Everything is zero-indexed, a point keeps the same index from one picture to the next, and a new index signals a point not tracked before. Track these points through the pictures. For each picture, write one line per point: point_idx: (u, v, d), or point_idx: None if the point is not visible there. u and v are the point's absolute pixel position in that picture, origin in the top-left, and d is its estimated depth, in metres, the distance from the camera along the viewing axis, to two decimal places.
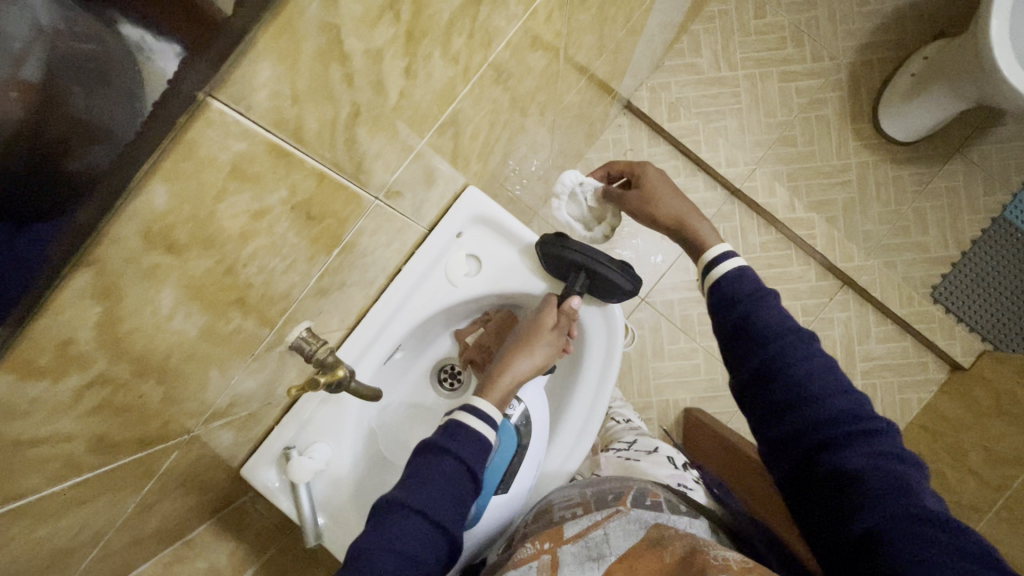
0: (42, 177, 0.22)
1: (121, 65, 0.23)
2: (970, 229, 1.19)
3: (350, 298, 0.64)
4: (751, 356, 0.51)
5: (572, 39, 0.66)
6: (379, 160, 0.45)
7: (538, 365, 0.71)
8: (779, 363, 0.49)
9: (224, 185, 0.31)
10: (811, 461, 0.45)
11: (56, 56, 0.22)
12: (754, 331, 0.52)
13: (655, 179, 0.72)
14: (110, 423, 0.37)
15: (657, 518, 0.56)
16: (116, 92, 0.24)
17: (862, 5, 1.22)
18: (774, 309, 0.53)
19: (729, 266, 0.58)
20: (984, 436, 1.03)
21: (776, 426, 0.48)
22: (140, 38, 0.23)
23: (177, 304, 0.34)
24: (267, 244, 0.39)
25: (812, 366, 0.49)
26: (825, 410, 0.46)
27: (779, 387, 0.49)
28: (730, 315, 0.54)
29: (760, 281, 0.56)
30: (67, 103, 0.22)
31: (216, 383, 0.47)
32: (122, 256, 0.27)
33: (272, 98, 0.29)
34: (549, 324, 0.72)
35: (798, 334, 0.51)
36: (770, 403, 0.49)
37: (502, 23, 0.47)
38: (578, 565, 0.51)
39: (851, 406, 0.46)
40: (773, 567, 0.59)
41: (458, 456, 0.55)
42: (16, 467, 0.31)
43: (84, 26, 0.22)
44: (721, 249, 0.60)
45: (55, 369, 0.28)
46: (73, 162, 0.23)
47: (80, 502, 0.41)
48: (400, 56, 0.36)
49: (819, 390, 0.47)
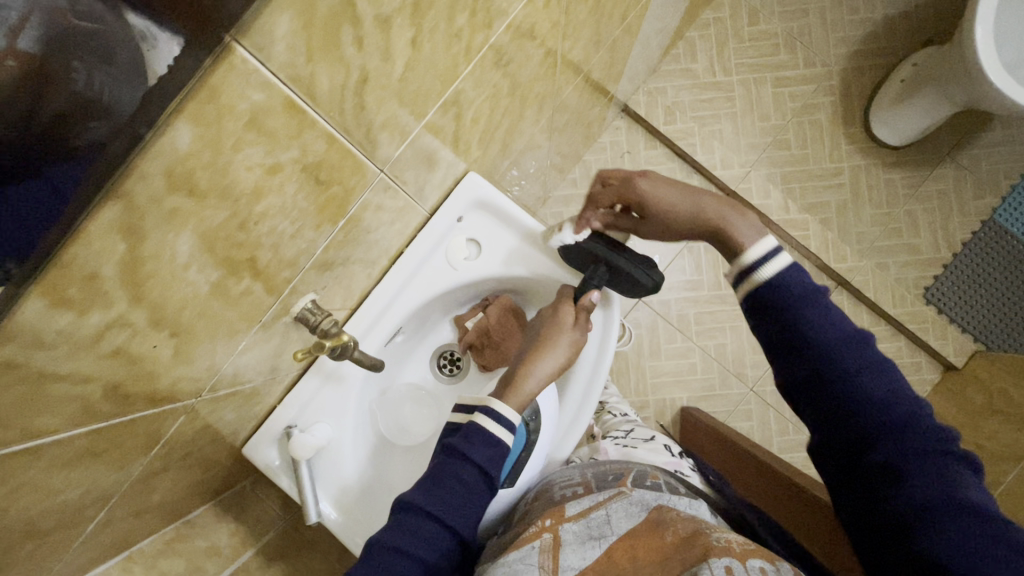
0: (41, 142, 0.23)
1: (121, 48, 0.24)
2: (961, 231, 1.21)
3: (353, 276, 0.66)
4: (806, 360, 0.45)
5: (569, 32, 0.69)
6: (384, 132, 0.47)
7: (560, 366, 0.67)
8: (836, 370, 0.43)
9: (242, 135, 0.33)
10: (860, 455, 0.42)
11: (57, 31, 0.22)
12: (802, 341, 0.45)
13: (657, 192, 0.59)
14: (124, 372, 0.38)
15: (657, 499, 0.57)
16: (117, 73, 0.24)
17: (853, 13, 1.26)
18: (826, 312, 0.45)
19: (771, 271, 0.48)
20: (977, 434, 1.03)
21: (833, 430, 0.43)
22: (144, 27, 0.24)
23: (193, 254, 0.36)
24: (277, 204, 0.41)
25: (873, 376, 0.43)
26: (890, 418, 0.41)
27: (831, 393, 0.43)
28: (770, 324, 0.47)
29: (807, 282, 0.47)
30: (69, 80, 0.23)
31: (224, 347, 0.49)
32: (147, 194, 0.29)
33: (289, 52, 0.31)
34: (569, 322, 0.70)
35: (858, 335, 0.44)
36: (817, 409, 0.44)
37: (502, 6, 0.49)
38: (579, 545, 0.51)
39: (918, 414, 0.41)
40: (774, 546, 0.60)
41: (474, 462, 0.55)
42: (38, 403, 0.32)
43: (88, 7, 0.22)
44: (769, 244, 0.49)
45: (80, 302, 0.30)
46: (74, 137, 0.24)
47: (92, 456, 0.42)
48: (407, 26, 0.39)
49: (881, 400, 0.42)
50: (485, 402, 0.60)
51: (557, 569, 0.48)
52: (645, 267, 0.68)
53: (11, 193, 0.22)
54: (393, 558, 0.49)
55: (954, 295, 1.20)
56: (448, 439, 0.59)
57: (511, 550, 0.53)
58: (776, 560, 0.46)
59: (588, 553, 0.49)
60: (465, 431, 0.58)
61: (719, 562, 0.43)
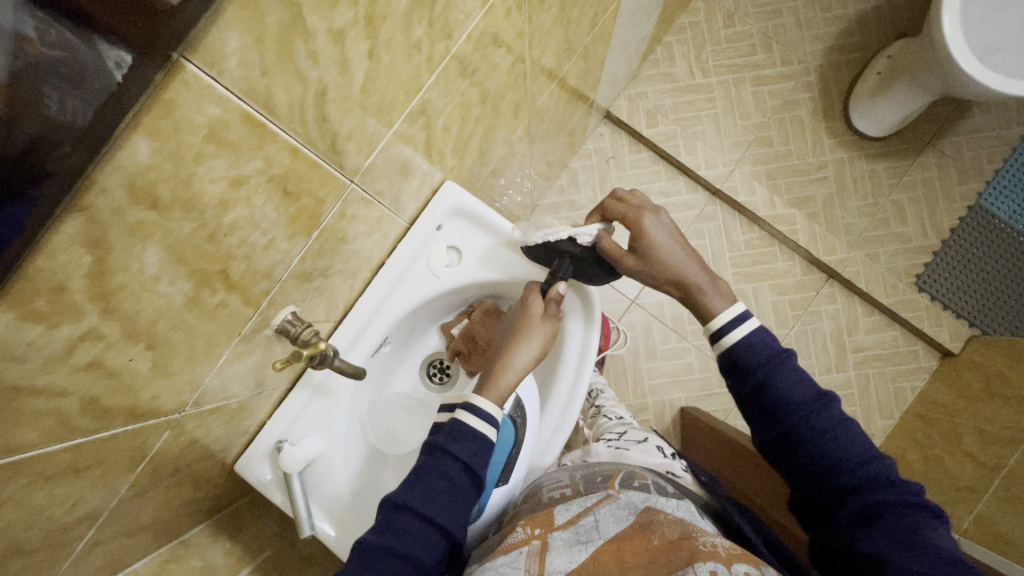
0: (17, 169, 0.24)
1: (93, 75, 0.25)
2: (947, 218, 1.22)
3: (335, 288, 0.67)
4: (774, 425, 0.50)
5: (536, 39, 0.70)
6: (351, 142, 0.49)
7: (537, 355, 0.68)
8: (801, 433, 0.48)
9: (201, 148, 0.34)
10: (833, 507, 0.47)
11: (26, 61, 0.23)
12: (775, 406, 0.49)
13: (658, 234, 0.63)
14: (102, 385, 0.39)
15: (646, 501, 0.54)
16: (89, 99, 0.25)
17: (826, 11, 1.28)
18: (793, 376, 0.50)
19: (737, 335, 0.53)
20: (978, 419, 1.01)
21: (809, 488, 0.48)
22: (117, 57, 0.26)
23: (162, 266, 0.37)
24: (246, 215, 0.42)
25: (839, 439, 0.48)
26: (855, 474, 0.46)
27: (803, 455, 0.48)
28: (743, 386, 0.51)
29: (773, 343, 0.52)
30: (41, 106, 0.24)
31: (205, 361, 0.49)
32: (109, 206, 0.30)
33: (242, 66, 0.33)
34: (538, 312, 0.70)
35: (823, 397, 0.50)
36: (793, 471, 0.49)
37: (459, 16, 0.51)
38: (566, 548, 0.49)
39: (883, 471, 0.46)
40: (764, 555, 0.57)
41: (459, 459, 0.56)
42: (14, 418, 0.33)
43: (57, 36, 0.23)
44: (738, 310, 0.54)
45: (50, 315, 0.31)
46: (49, 159, 0.25)
47: (77, 472, 0.42)
48: (362, 39, 0.40)
49: (847, 459, 0.47)
50: (466, 398, 0.60)
51: (544, 571, 0.46)
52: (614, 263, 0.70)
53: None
54: (383, 559, 0.49)
55: (948, 282, 1.19)
56: (432, 437, 0.59)
57: (498, 556, 0.51)
58: (761, 565, 0.45)
59: (575, 556, 0.47)
60: (447, 428, 0.59)
61: (704, 566, 0.42)
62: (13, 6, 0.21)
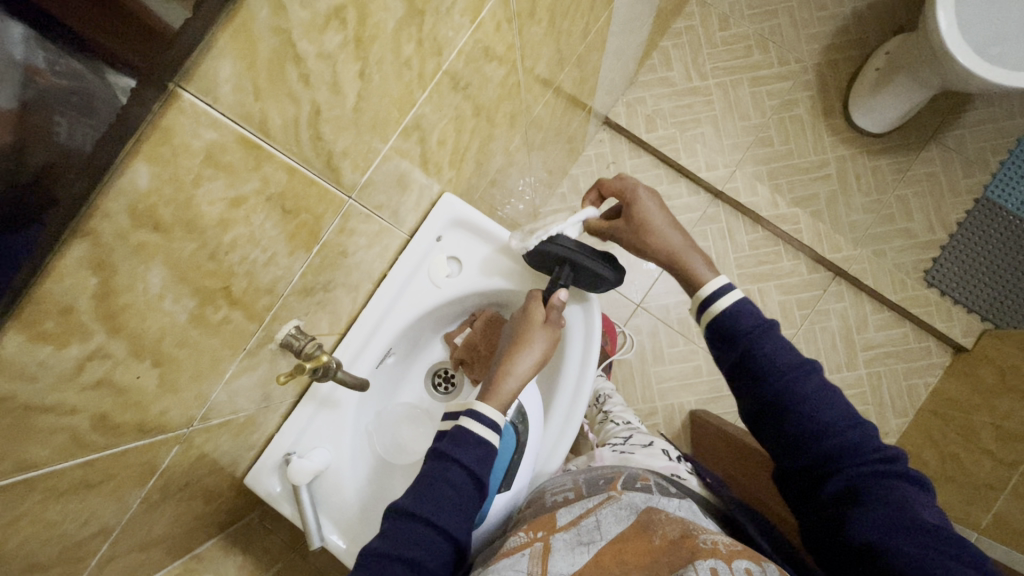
0: (33, 194, 0.26)
1: (101, 102, 0.27)
2: (953, 212, 1.20)
3: (338, 301, 0.68)
4: (759, 392, 0.51)
5: (528, 51, 0.71)
6: (347, 159, 0.50)
7: (539, 361, 0.69)
8: (786, 404, 0.49)
9: (200, 171, 0.35)
10: (819, 485, 0.47)
11: (37, 90, 0.25)
12: (762, 369, 0.51)
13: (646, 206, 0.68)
14: (110, 401, 0.40)
15: (647, 501, 0.54)
16: (97, 125, 0.27)
17: (821, 10, 1.28)
18: (778, 346, 0.51)
19: (726, 302, 0.54)
20: (992, 415, 0.99)
21: (791, 461, 0.49)
22: (122, 83, 0.27)
23: (165, 285, 0.38)
24: (246, 234, 0.43)
25: (822, 408, 0.48)
26: (836, 442, 0.47)
27: (790, 424, 0.49)
28: (732, 353, 0.53)
29: (760, 314, 0.53)
30: (52, 133, 0.26)
31: (212, 375, 0.51)
32: (112, 230, 0.31)
33: (236, 92, 0.34)
34: (539, 319, 0.71)
35: (806, 367, 0.50)
36: (779, 441, 0.49)
37: (449, 33, 0.53)
38: (568, 550, 0.49)
39: (863, 439, 0.47)
40: (769, 552, 0.56)
41: (462, 464, 0.56)
42: (24, 435, 0.34)
43: (66, 65, 0.25)
44: (721, 281, 0.56)
45: (58, 336, 0.32)
46: (57, 188, 0.27)
47: (88, 487, 0.43)
48: (352, 60, 0.42)
49: (829, 426, 0.47)
50: (470, 405, 0.61)
51: (546, 571, 0.46)
52: (608, 263, 0.72)
53: (11, 238, 0.26)
54: (388, 565, 0.50)
55: (956, 276, 1.18)
56: (435, 444, 0.60)
57: (498, 559, 0.51)
58: (763, 561, 0.45)
59: (577, 558, 0.47)
60: (451, 435, 0.60)
61: (704, 563, 0.42)
62: (22, 39, 0.23)
